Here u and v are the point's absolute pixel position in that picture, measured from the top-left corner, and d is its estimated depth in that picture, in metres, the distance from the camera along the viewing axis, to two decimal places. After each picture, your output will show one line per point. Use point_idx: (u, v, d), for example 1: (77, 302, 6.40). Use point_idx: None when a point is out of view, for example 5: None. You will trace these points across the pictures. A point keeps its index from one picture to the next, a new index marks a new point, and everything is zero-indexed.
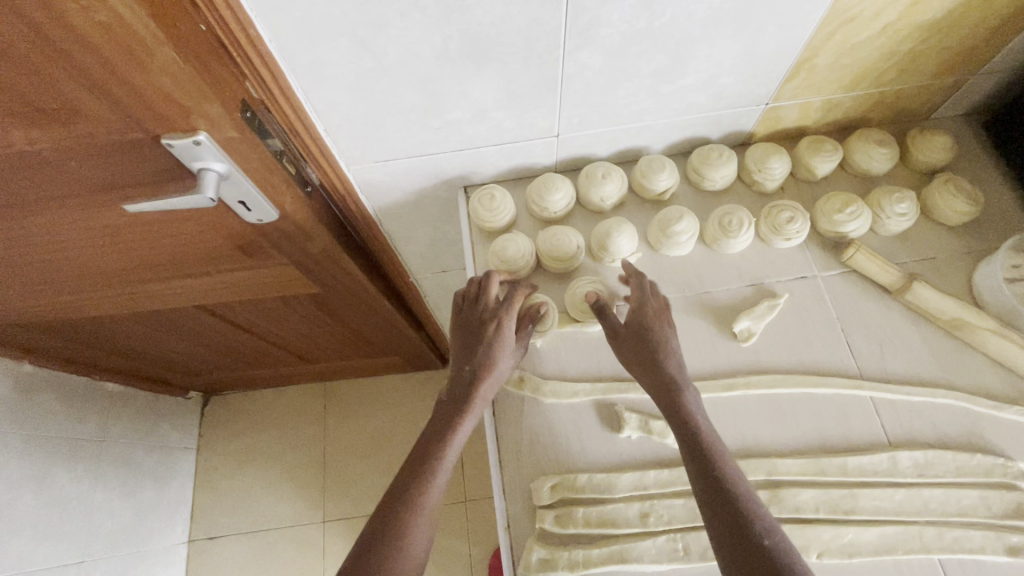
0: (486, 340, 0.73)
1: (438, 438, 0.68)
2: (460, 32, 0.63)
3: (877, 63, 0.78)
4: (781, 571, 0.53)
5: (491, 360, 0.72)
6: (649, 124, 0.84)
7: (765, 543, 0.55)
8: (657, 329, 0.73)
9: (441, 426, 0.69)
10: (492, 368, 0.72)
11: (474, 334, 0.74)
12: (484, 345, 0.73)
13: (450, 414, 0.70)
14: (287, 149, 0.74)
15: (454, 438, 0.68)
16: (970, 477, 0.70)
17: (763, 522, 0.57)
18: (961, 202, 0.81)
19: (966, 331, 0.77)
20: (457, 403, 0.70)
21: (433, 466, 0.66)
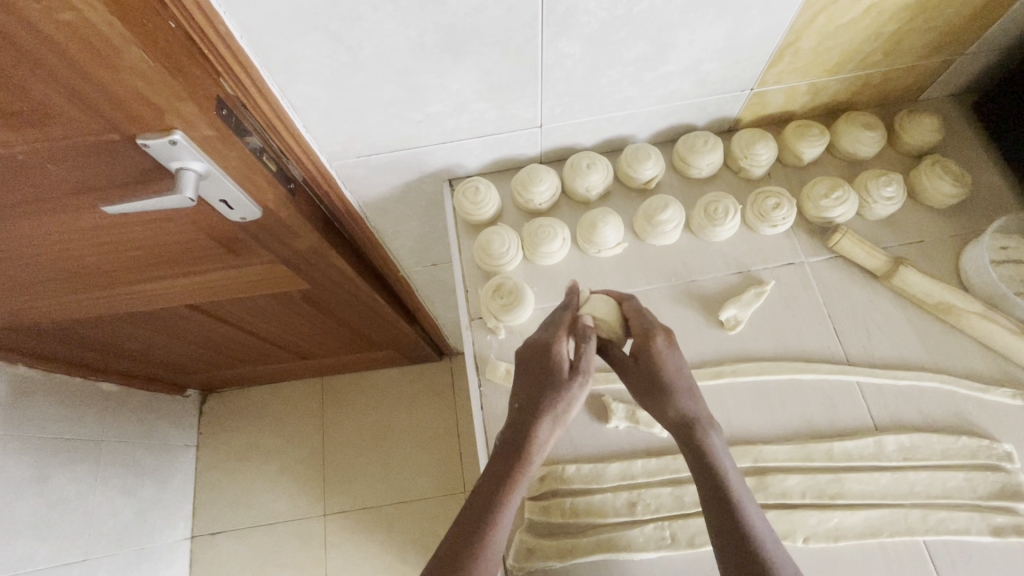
0: (552, 389, 0.63)
1: (490, 505, 0.59)
2: (435, 23, 0.62)
3: (862, 45, 0.77)
4: None
5: (556, 410, 0.62)
6: (633, 112, 0.83)
7: None
8: (670, 364, 0.66)
9: (495, 489, 0.60)
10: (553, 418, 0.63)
11: (537, 383, 0.63)
12: (550, 394, 0.63)
13: (503, 481, 0.60)
14: (268, 146, 0.73)
15: (508, 505, 0.60)
16: (956, 459, 0.70)
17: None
18: (948, 184, 0.80)
19: (953, 315, 0.76)
20: (512, 458, 0.61)
21: (487, 543, 0.58)
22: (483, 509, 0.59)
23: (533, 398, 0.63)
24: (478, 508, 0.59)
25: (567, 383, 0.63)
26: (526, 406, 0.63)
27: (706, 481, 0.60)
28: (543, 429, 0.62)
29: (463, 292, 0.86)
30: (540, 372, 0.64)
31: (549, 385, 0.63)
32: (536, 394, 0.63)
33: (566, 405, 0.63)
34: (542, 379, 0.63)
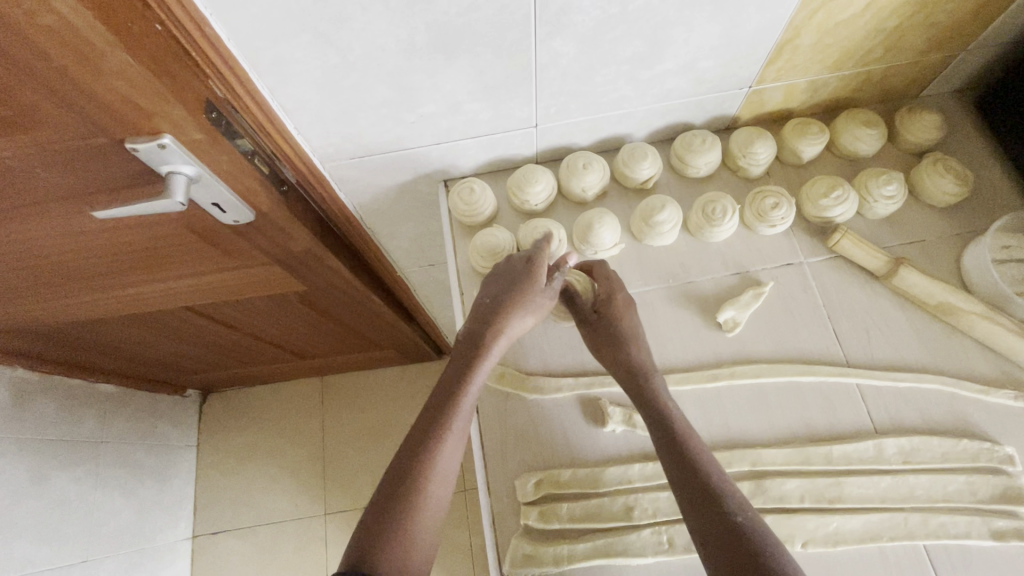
0: (511, 295, 0.71)
1: (454, 390, 0.67)
2: (426, 23, 0.61)
3: (862, 41, 0.75)
4: (750, 544, 0.56)
5: (514, 314, 0.70)
6: (629, 111, 0.82)
7: (739, 519, 0.58)
8: (625, 320, 0.74)
9: (456, 379, 0.68)
10: (511, 321, 0.70)
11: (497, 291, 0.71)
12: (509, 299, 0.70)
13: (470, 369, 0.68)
14: (259, 149, 0.72)
15: (468, 391, 0.67)
16: (956, 463, 0.69)
17: (738, 508, 0.59)
18: (949, 183, 0.79)
19: (954, 315, 0.75)
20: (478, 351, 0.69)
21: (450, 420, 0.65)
22: (447, 394, 0.67)
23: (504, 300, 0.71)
24: (446, 388, 0.67)
25: (536, 291, 0.71)
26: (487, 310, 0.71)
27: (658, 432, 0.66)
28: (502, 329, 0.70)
29: (458, 294, 0.86)
30: (511, 279, 0.72)
31: (518, 291, 0.71)
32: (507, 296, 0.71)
33: (526, 309, 0.71)
34: (515, 283, 0.71)
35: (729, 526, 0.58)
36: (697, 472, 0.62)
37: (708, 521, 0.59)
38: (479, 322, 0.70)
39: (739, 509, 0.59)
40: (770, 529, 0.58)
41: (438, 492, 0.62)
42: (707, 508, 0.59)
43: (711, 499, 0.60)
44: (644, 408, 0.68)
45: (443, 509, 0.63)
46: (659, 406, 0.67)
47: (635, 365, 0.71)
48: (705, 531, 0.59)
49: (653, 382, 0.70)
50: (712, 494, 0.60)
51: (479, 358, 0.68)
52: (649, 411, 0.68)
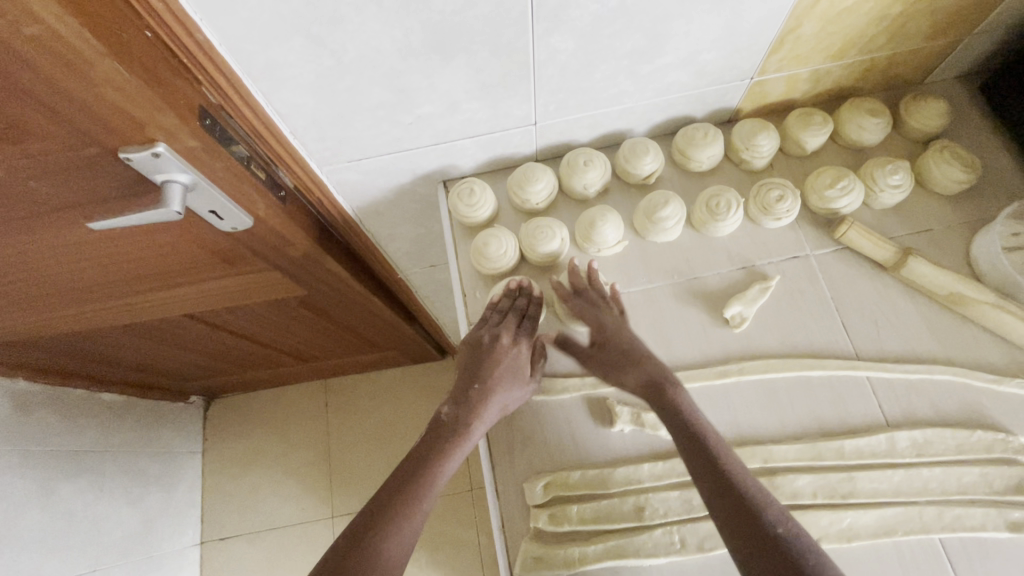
0: (497, 363, 0.72)
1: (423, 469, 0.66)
2: (421, 23, 0.60)
3: (865, 29, 0.74)
4: (794, 556, 0.54)
5: (501, 394, 0.71)
6: (630, 107, 0.81)
7: (778, 532, 0.56)
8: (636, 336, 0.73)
9: (434, 447, 0.68)
10: (497, 392, 0.71)
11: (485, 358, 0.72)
12: (494, 373, 0.72)
13: (440, 450, 0.68)
14: (255, 154, 0.71)
15: (449, 461, 0.67)
16: (970, 454, 0.68)
17: (777, 518, 0.57)
18: (957, 170, 0.78)
19: (963, 305, 0.74)
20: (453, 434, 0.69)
21: (424, 490, 0.65)
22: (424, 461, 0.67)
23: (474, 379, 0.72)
24: (414, 467, 0.66)
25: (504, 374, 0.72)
26: (472, 380, 0.72)
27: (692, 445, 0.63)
28: (487, 405, 0.70)
29: (461, 296, 0.85)
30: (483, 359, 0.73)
31: (485, 371, 0.72)
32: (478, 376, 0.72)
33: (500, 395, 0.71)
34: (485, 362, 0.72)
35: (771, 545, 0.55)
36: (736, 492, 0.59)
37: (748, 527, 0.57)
38: (455, 400, 0.71)
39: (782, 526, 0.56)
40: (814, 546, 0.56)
41: (400, 562, 0.62)
42: (750, 528, 0.56)
43: (750, 510, 0.57)
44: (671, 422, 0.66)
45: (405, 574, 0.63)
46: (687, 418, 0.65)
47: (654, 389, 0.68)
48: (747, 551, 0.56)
49: (680, 396, 0.67)
50: (752, 512, 0.57)
51: (463, 430, 0.69)
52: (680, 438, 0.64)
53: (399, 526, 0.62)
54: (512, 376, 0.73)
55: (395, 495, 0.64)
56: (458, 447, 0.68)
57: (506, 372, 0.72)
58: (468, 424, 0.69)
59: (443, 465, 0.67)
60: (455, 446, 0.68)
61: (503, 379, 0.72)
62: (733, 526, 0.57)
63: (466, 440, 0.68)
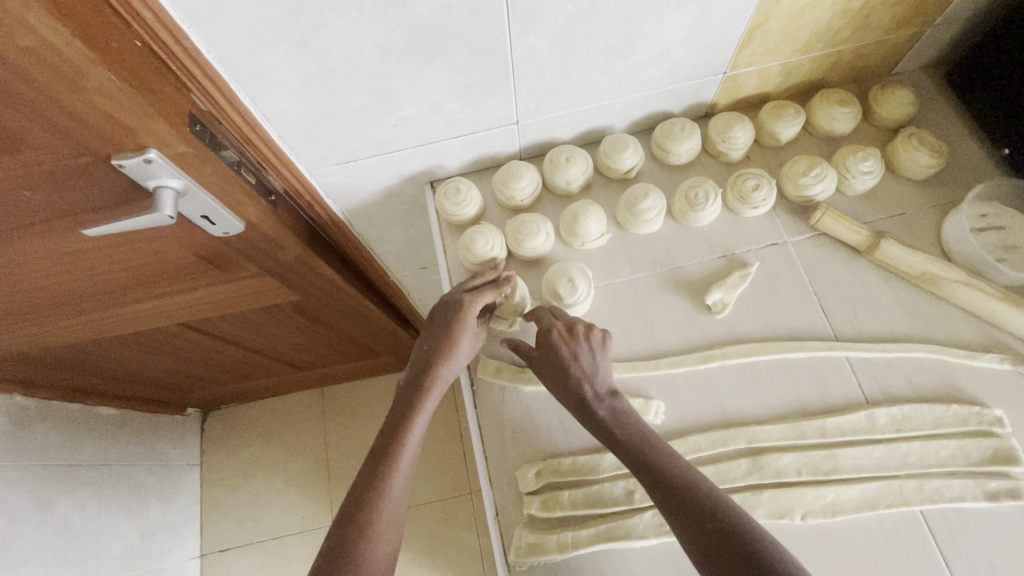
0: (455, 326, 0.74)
1: (395, 436, 0.68)
2: (401, 26, 0.62)
3: (829, 23, 0.77)
4: (732, 542, 0.55)
5: (453, 353, 0.74)
6: (608, 104, 0.83)
7: (712, 522, 0.57)
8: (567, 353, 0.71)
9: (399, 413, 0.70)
10: (455, 353, 0.74)
11: (440, 326, 0.74)
12: (446, 336, 0.74)
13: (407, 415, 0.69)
14: (245, 159, 0.73)
15: (416, 424, 0.69)
16: (947, 428, 0.70)
17: (710, 510, 0.58)
18: (924, 155, 0.81)
19: (936, 285, 0.77)
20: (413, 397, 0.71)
21: (397, 456, 0.67)
22: (393, 430, 0.69)
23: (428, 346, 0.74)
24: (387, 437, 0.68)
25: (456, 336, 0.74)
26: (427, 347, 0.74)
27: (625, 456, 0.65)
28: (443, 365, 0.73)
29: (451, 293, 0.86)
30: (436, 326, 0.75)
31: (438, 335, 0.74)
32: (434, 341, 0.74)
33: (453, 355, 0.74)
34: (438, 328, 0.75)
35: (711, 534, 0.56)
36: (671, 487, 0.60)
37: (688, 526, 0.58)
38: (413, 367, 0.74)
39: (718, 513, 0.57)
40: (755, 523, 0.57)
41: (390, 526, 0.64)
42: (689, 519, 0.58)
43: (686, 506, 0.59)
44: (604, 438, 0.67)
45: (398, 547, 0.65)
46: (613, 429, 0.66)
47: (584, 400, 0.69)
48: (690, 542, 0.57)
49: (604, 408, 0.68)
50: (688, 503, 0.59)
51: (423, 392, 0.71)
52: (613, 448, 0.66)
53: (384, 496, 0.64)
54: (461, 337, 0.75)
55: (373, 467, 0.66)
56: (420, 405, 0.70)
57: (464, 334, 0.75)
58: (427, 385, 0.71)
59: (409, 432, 0.68)
60: (417, 407, 0.70)
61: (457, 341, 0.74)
62: (677, 518, 0.59)
63: (427, 401, 0.71)
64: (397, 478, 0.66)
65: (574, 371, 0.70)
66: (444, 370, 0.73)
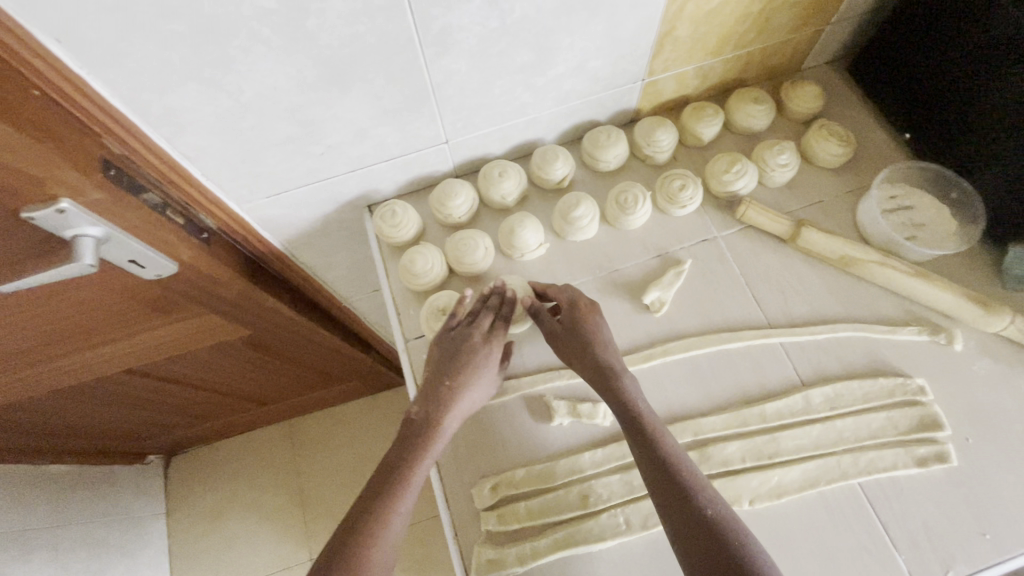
0: (475, 360, 0.72)
1: (402, 470, 0.65)
2: (313, 58, 0.62)
3: (734, 27, 0.81)
4: (719, 534, 0.56)
5: (471, 388, 0.71)
6: (534, 117, 0.85)
7: (708, 513, 0.58)
8: (591, 325, 0.74)
9: (409, 444, 0.67)
10: (472, 389, 0.71)
11: (459, 357, 0.72)
12: (465, 369, 0.71)
13: (416, 448, 0.67)
14: (169, 201, 0.71)
15: (427, 459, 0.67)
16: (877, 401, 0.74)
17: (708, 501, 0.59)
18: (834, 144, 0.86)
19: (855, 266, 0.81)
20: (427, 430, 0.68)
21: (405, 489, 0.64)
22: (400, 461, 0.66)
23: (444, 375, 0.71)
24: (394, 468, 0.66)
25: (476, 370, 0.72)
26: (445, 375, 0.71)
27: (634, 432, 0.65)
28: (460, 399, 0.70)
29: (395, 315, 0.85)
30: (454, 354, 0.72)
31: (456, 366, 0.71)
32: (451, 370, 0.71)
33: (470, 390, 0.71)
34: (456, 356, 0.72)
35: (706, 521, 0.57)
36: (674, 473, 0.61)
37: (681, 509, 0.59)
38: (427, 395, 0.70)
39: (715, 504, 0.59)
40: (740, 522, 0.59)
41: (385, 563, 0.61)
42: (683, 503, 0.59)
43: (684, 492, 0.60)
44: (617, 409, 0.68)
45: None
46: (629, 405, 0.67)
47: (606, 368, 0.70)
48: (680, 526, 0.58)
49: (625, 383, 0.69)
50: (689, 494, 0.60)
51: (437, 426, 0.68)
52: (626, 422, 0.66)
53: (381, 533, 0.61)
54: (481, 372, 0.72)
55: (373, 499, 0.63)
56: (432, 440, 0.68)
57: (481, 370, 0.72)
58: (442, 420, 0.69)
59: (418, 468, 0.66)
60: (429, 440, 0.68)
61: (476, 376, 0.72)
62: (674, 504, 0.59)
63: (440, 437, 0.68)
64: (398, 514, 0.63)
65: (600, 343, 0.73)
66: (460, 406, 0.71)
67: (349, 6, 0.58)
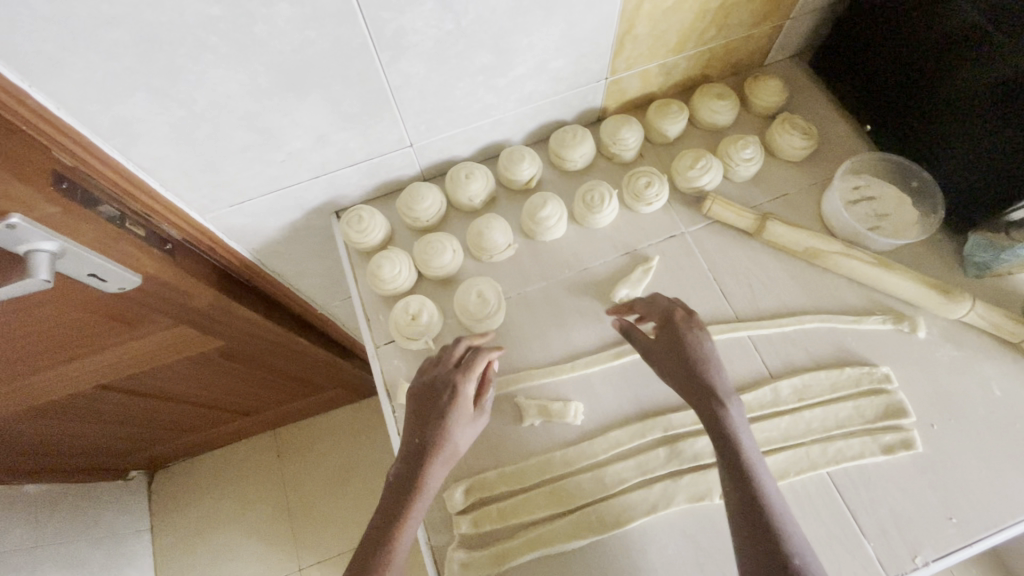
0: (447, 407, 0.67)
1: (382, 543, 0.62)
2: (265, 65, 0.62)
3: (693, 24, 0.82)
4: None
5: (447, 438, 0.66)
6: (499, 118, 0.85)
7: (794, 562, 0.54)
8: (695, 342, 0.68)
9: (390, 511, 0.63)
10: (449, 440, 0.66)
11: (430, 406, 0.67)
12: (438, 418, 0.66)
13: (395, 513, 0.63)
14: (128, 212, 0.70)
15: (408, 526, 0.62)
16: (844, 390, 0.75)
17: (795, 550, 0.55)
18: (797, 138, 0.87)
19: (820, 257, 0.82)
20: (404, 492, 0.64)
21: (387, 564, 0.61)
22: (384, 530, 0.62)
23: (417, 428, 0.66)
24: (375, 539, 0.62)
25: (450, 417, 0.66)
26: (418, 429, 0.67)
27: (727, 465, 0.61)
28: (438, 453, 0.65)
29: (364, 321, 0.85)
30: (427, 404, 0.68)
31: (428, 417, 0.67)
32: (424, 422, 0.67)
33: (447, 441, 0.66)
34: (428, 406, 0.67)
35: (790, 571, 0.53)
36: (763, 512, 0.57)
37: (763, 554, 0.55)
38: (404, 453, 0.66)
39: (803, 554, 0.55)
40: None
41: None
42: (768, 549, 0.55)
43: (770, 537, 0.56)
44: (714, 435, 0.63)
45: None
46: (727, 435, 0.62)
47: (710, 389, 0.65)
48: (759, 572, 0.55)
49: (729, 411, 0.64)
50: (774, 541, 0.55)
51: (416, 489, 0.63)
52: (717, 440, 0.63)
53: None
54: (457, 419, 0.67)
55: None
56: (411, 503, 0.63)
57: (457, 417, 0.67)
58: (419, 482, 0.64)
59: (399, 539, 0.62)
60: (408, 505, 0.63)
61: (452, 423, 0.67)
62: (755, 548, 0.56)
63: (419, 500, 0.64)
64: None
65: (702, 362, 0.67)
66: (439, 459, 0.65)
67: (297, 11, 0.57)
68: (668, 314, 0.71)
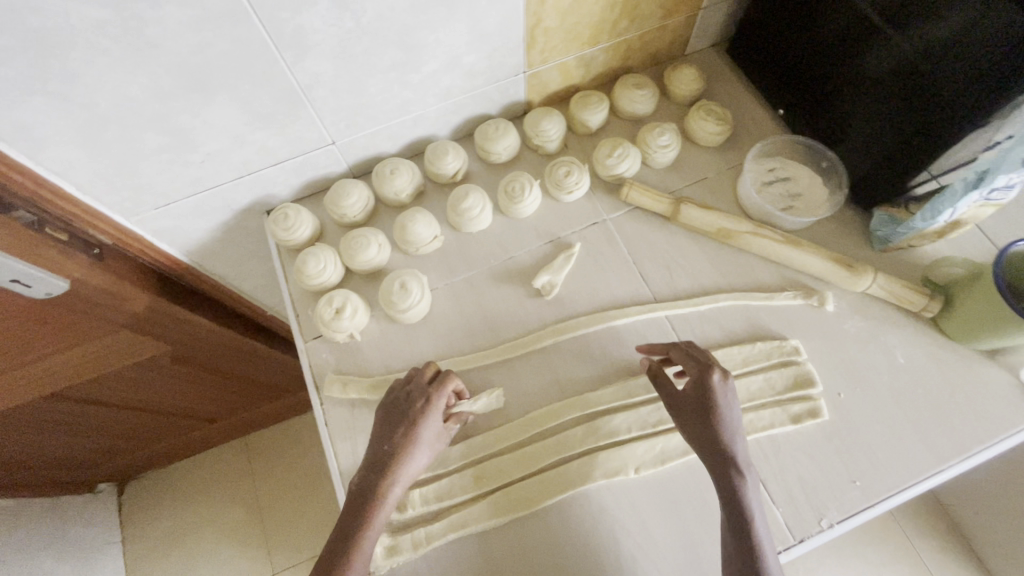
0: (415, 421, 0.69)
1: (344, 549, 0.63)
2: (164, 66, 0.63)
3: (603, 16, 0.84)
4: None
5: (411, 449, 0.68)
6: (420, 114, 0.87)
7: None
8: (720, 402, 0.66)
9: (353, 517, 0.65)
10: (414, 452, 0.68)
11: (398, 420, 0.69)
12: (405, 433, 0.68)
13: (358, 520, 0.65)
14: (47, 217, 0.72)
15: (370, 531, 0.65)
16: (755, 365, 0.77)
17: None
18: (711, 124, 0.90)
19: (733, 238, 0.85)
20: (366, 500, 0.65)
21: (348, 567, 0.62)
22: (343, 541, 0.64)
23: (384, 442, 0.68)
24: (339, 544, 0.64)
25: (416, 432, 0.69)
26: (384, 440, 0.69)
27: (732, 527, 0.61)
28: (402, 465, 0.67)
29: (294, 317, 0.86)
30: (394, 417, 0.70)
31: (395, 430, 0.69)
32: (391, 434, 0.68)
33: (412, 453, 0.68)
34: (395, 418, 0.69)
35: None
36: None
37: None
38: (369, 463, 0.68)
39: None
40: None
41: None
42: None
43: None
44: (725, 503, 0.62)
45: None
46: (739, 501, 0.61)
47: (729, 455, 0.64)
48: None
49: (745, 479, 0.63)
50: None
51: (377, 497, 0.66)
52: (727, 504, 0.62)
53: None
54: (423, 434, 0.69)
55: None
56: (373, 510, 0.65)
57: (423, 431, 0.69)
58: (382, 490, 0.66)
59: (362, 542, 0.64)
60: (370, 512, 0.65)
61: (418, 438, 0.69)
62: None
63: (380, 507, 0.66)
64: None
65: (725, 427, 0.65)
66: (403, 470, 0.68)
67: (188, 13, 0.59)
68: (701, 373, 0.68)
